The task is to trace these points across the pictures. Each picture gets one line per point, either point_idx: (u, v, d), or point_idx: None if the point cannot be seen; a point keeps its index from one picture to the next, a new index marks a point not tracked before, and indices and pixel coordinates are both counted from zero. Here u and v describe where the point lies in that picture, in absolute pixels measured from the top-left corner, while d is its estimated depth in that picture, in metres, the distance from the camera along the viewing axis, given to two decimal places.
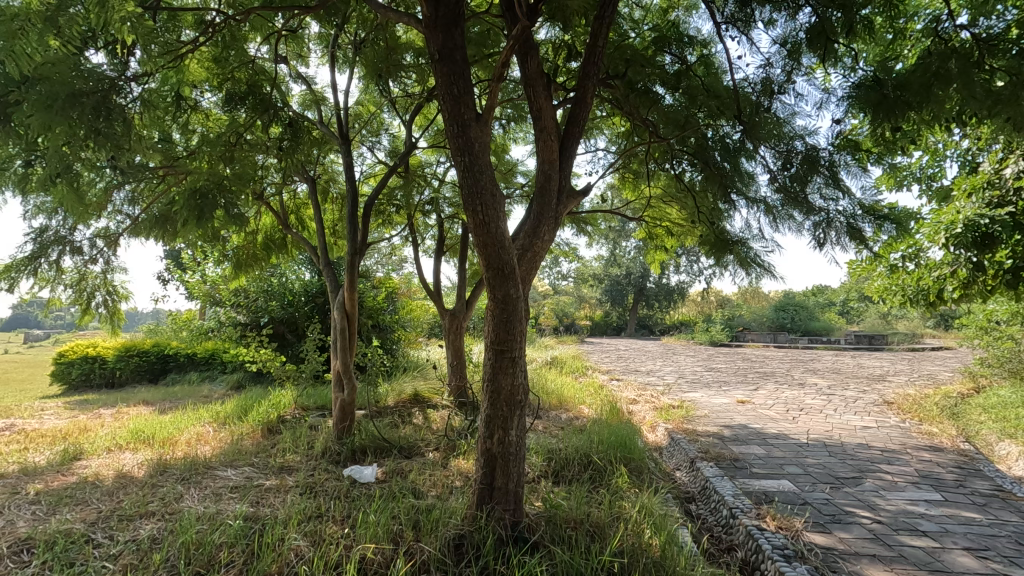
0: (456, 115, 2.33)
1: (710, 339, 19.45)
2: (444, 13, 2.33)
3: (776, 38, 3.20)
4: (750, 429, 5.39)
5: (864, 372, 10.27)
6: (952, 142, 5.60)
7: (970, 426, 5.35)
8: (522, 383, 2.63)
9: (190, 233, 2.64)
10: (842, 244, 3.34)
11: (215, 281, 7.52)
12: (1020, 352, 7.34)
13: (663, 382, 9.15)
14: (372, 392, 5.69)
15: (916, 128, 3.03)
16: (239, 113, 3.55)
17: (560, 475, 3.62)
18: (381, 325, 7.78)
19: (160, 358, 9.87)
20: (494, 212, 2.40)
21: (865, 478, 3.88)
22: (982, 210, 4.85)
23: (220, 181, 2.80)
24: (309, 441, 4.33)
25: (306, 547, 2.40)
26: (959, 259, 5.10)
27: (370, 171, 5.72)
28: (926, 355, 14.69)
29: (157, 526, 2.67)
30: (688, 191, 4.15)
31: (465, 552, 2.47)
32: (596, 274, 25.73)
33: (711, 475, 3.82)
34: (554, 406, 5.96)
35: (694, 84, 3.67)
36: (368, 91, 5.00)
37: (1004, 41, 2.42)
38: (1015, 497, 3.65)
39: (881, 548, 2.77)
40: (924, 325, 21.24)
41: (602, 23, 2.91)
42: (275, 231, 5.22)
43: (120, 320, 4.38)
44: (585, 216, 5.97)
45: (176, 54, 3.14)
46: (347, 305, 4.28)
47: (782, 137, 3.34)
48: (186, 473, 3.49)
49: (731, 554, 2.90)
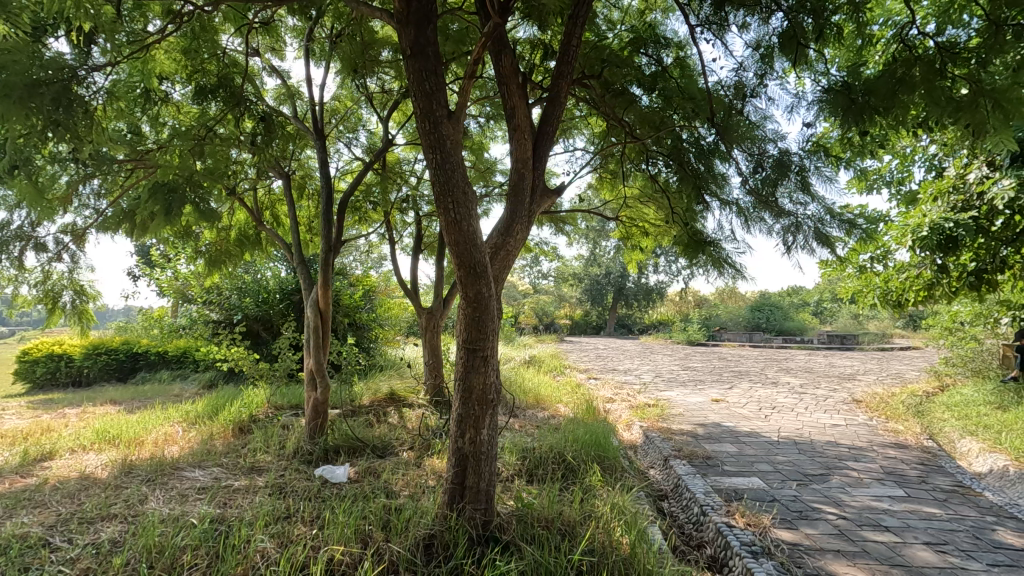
0: (429, 112, 2.31)
1: (688, 339, 19.68)
2: (416, 8, 2.29)
3: (749, 41, 3.24)
4: (723, 428, 5.45)
5: (835, 372, 10.46)
6: (920, 147, 5.76)
7: (935, 424, 5.49)
8: (494, 382, 2.62)
9: (160, 228, 2.58)
10: (810, 248, 3.41)
11: (187, 278, 7.36)
12: (982, 351, 7.57)
13: (641, 381, 9.18)
14: (347, 391, 5.62)
15: (884, 133, 3.11)
16: (211, 104, 3.48)
17: (533, 474, 3.60)
18: (358, 324, 7.69)
19: (130, 356, 9.59)
20: (466, 211, 2.39)
21: (833, 475, 3.96)
22: (947, 213, 4.98)
23: (190, 175, 2.71)
24: (280, 441, 4.26)
25: (272, 549, 2.37)
26: (925, 261, 5.25)
27: (348, 167, 5.67)
28: (895, 355, 15.00)
29: (118, 529, 2.60)
30: (663, 192, 4.21)
31: (435, 552, 2.46)
32: (576, 274, 25.90)
33: (684, 473, 3.87)
34: (530, 405, 5.94)
35: (670, 86, 3.75)
36: (346, 85, 4.92)
37: (966, 49, 2.46)
38: (975, 493, 3.76)
39: (846, 543, 2.84)
40: (894, 325, 21.83)
41: (576, 23, 2.90)
42: (249, 227, 5.11)
43: (89, 321, 4.22)
44: (563, 215, 5.99)
45: (142, 44, 3.05)
46: (321, 304, 4.22)
47: (754, 140, 3.44)
48: (152, 474, 3.41)
49: (701, 550, 2.95)
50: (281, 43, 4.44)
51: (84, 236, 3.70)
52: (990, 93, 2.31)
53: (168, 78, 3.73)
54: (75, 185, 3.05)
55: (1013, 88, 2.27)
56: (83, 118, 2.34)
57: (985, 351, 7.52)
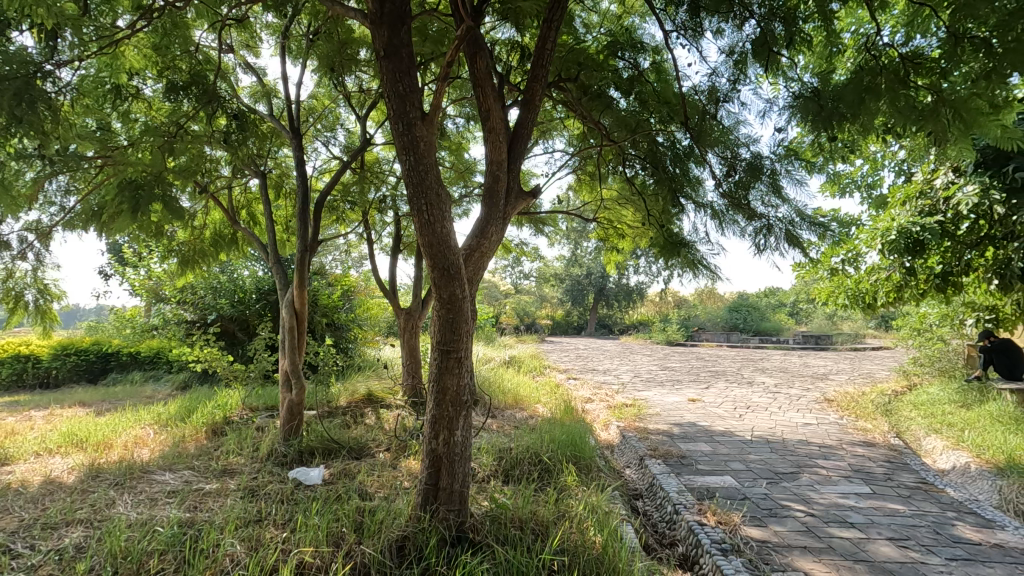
0: (401, 113, 2.30)
1: (667, 339, 19.92)
2: (390, 10, 2.29)
3: (723, 47, 3.29)
4: (698, 427, 5.54)
5: (810, 372, 10.64)
6: (889, 152, 5.93)
7: (902, 423, 5.64)
8: (468, 383, 2.63)
9: (126, 226, 2.51)
10: (782, 249, 3.53)
11: (160, 277, 7.22)
12: (948, 352, 7.80)
13: (619, 381, 9.26)
14: (323, 393, 5.57)
15: (852, 139, 3.20)
16: (183, 101, 3.39)
17: (510, 474, 3.62)
18: (336, 325, 7.62)
19: (101, 357, 9.36)
20: (440, 213, 2.39)
21: (803, 473, 4.05)
22: (914, 218, 5.14)
23: (160, 172, 2.63)
24: (254, 442, 4.21)
25: (242, 553, 2.35)
26: (894, 265, 5.43)
27: (325, 167, 5.62)
28: (867, 355, 15.33)
29: (82, 535, 2.55)
30: (639, 194, 4.27)
31: (407, 553, 2.46)
32: (557, 274, 26.07)
33: (658, 471, 3.93)
34: (509, 406, 5.96)
35: (646, 89, 3.79)
36: (323, 84, 4.87)
37: (928, 60, 2.53)
38: (937, 489, 3.88)
39: (812, 540, 2.91)
40: (866, 325, 22.37)
41: (551, 27, 2.90)
42: (224, 227, 5.02)
43: (53, 321, 4.12)
44: (542, 216, 6.02)
45: (111, 39, 2.98)
46: (297, 304, 4.17)
47: (728, 144, 3.52)
48: (120, 478, 3.34)
49: (673, 548, 3.00)
50: (257, 40, 4.38)
51: (49, 234, 3.59)
52: (950, 102, 2.37)
53: (138, 73, 3.64)
54: (42, 182, 2.97)
55: (972, 98, 2.35)
56: (47, 115, 2.30)
57: (951, 351, 7.75)
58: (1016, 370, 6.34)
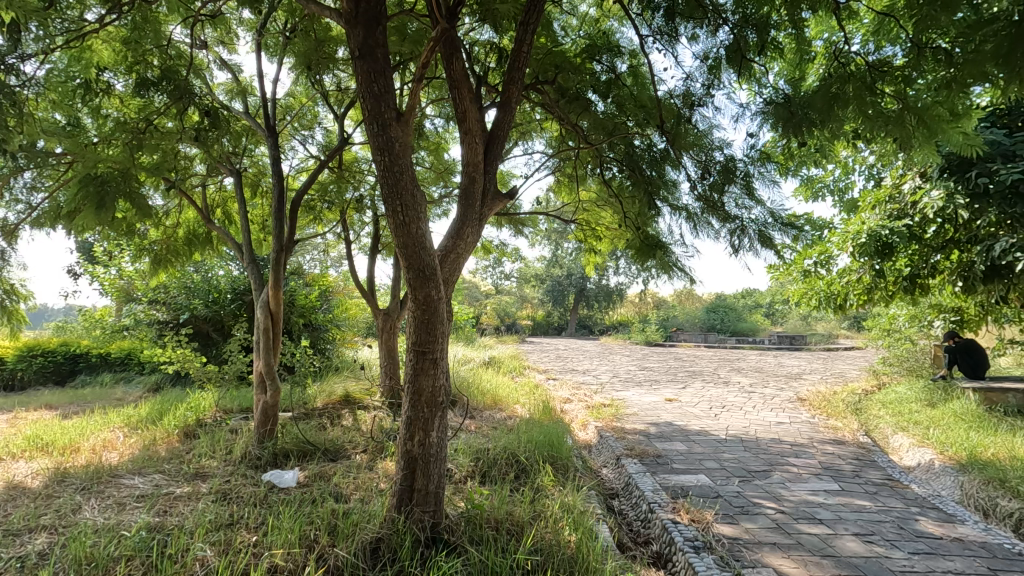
0: (377, 114, 2.29)
1: (646, 339, 20.17)
2: (365, 9, 2.28)
3: (698, 52, 3.34)
4: (674, 427, 5.62)
5: (785, 372, 10.82)
6: (859, 157, 6.11)
7: (871, 421, 5.78)
8: (443, 384, 2.63)
9: (90, 224, 2.44)
10: (755, 250, 3.60)
11: (132, 277, 7.06)
12: (916, 351, 8.02)
13: (598, 381, 9.34)
14: (299, 394, 5.52)
15: (822, 145, 3.28)
16: (154, 98, 3.32)
17: (487, 475, 3.62)
18: (314, 325, 7.53)
19: (69, 358, 9.13)
20: (415, 213, 2.39)
21: (774, 471, 4.14)
22: (883, 221, 5.30)
23: (127, 170, 2.58)
24: (228, 445, 4.14)
25: (212, 557, 2.31)
26: (865, 267, 5.60)
27: (302, 165, 5.55)
28: (839, 355, 15.68)
29: (47, 540, 2.49)
30: (616, 195, 4.32)
31: (382, 555, 2.46)
32: (538, 274, 26.22)
33: (634, 471, 3.97)
34: (488, 406, 5.96)
35: (623, 93, 3.83)
36: (301, 82, 4.81)
37: (894, 69, 2.59)
38: (902, 485, 3.99)
39: (782, 536, 2.97)
40: (839, 326, 22.91)
41: (528, 30, 2.89)
42: (198, 226, 4.93)
43: (18, 321, 4.00)
44: (522, 217, 6.04)
45: (80, 33, 2.91)
46: (272, 304, 4.11)
47: (702, 147, 3.58)
48: (87, 482, 3.26)
49: (647, 546, 3.04)
50: (231, 37, 4.31)
51: (15, 232, 3.48)
52: (914, 110, 2.43)
53: (107, 69, 3.57)
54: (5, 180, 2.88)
55: (935, 106, 2.40)
56: (6, 109, 2.23)
57: (919, 351, 7.98)
58: (979, 370, 6.59)
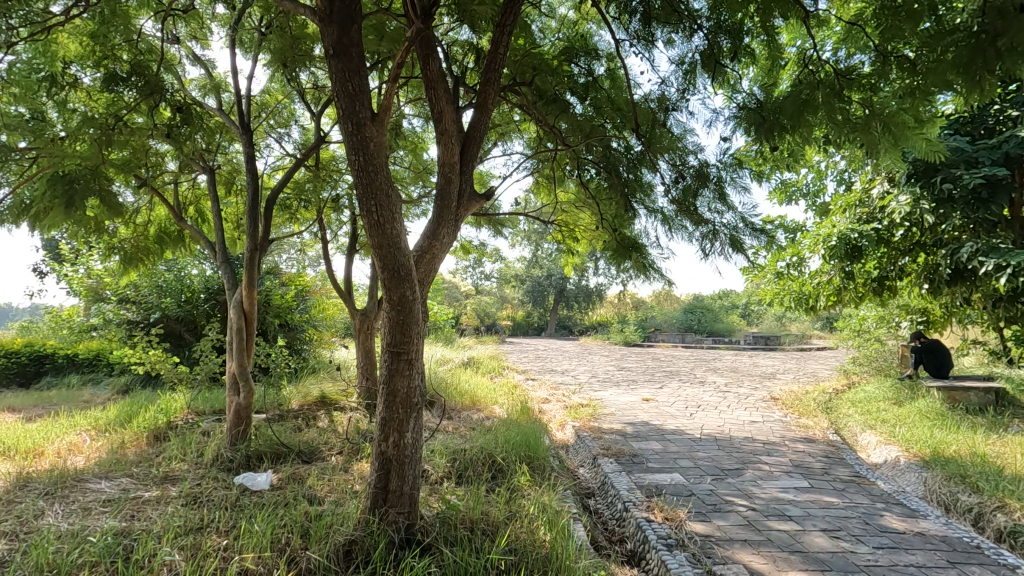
0: (351, 113, 2.27)
1: (624, 339, 20.37)
2: (339, 8, 2.26)
3: (673, 57, 3.37)
4: (651, 426, 5.67)
5: (760, 372, 11.00)
6: (831, 162, 6.25)
7: (840, 420, 5.92)
8: (419, 385, 2.62)
9: (59, 222, 2.39)
10: (725, 253, 3.67)
11: (102, 276, 6.88)
12: (885, 351, 8.23)
13: (577, 381, 9.40)
14: (274, 395, 5.44)
15: (792, 151, 3.34)
16: (122, 93, 3.23)
17: (463, 475, 3.62)
18: (290, 325, 7.41)
19: (34, 359, 8.86)
20: (390, 213, 2.38)
21: (746, 469, 4.21)
22: (853, 225, 5.43)
23: (98, 165, 2.52)
24: (199, 447, 4.05)
25: (181, 562, 2.27)
26: (835, 269, 5.74)
27: (278, 163, 5.47)
28: (812, 355, 15.99)
29: (7, 547, 2.43)
30: (593, 197, 4.35)
31: (355, 556, 2.44)
32: (518, 275, 26.35)
33: (610, 470, 4.00)
34: (465, 407, 5.95)
35: (601, 96, 3.87)
36: (276, 78, 4.71)
37: (861, 77, 2.63)
38: (869, 482, 4.10)
39: (752, 533, 3.03)
40: (812, 326, 23.37)
41: (504, 31, 2.87)
42: (170, 223, 4.83)
43: None
44: (500, 217, 6.05)
45: (42, 25, 2.81)
46: (245, 304, 4.03)
47: (676, 151, 3.66)
48: (51, 487, 3.17)
49: (622, 545, 3.08)
50: (205, 32, 4.22)
51: None
52: (880, 117, 2.46)
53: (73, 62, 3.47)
54: None
55: (900, 113, 2.42)
56: None
57: (887, 351, 8.20)
58: (943, 368, 6.75)
